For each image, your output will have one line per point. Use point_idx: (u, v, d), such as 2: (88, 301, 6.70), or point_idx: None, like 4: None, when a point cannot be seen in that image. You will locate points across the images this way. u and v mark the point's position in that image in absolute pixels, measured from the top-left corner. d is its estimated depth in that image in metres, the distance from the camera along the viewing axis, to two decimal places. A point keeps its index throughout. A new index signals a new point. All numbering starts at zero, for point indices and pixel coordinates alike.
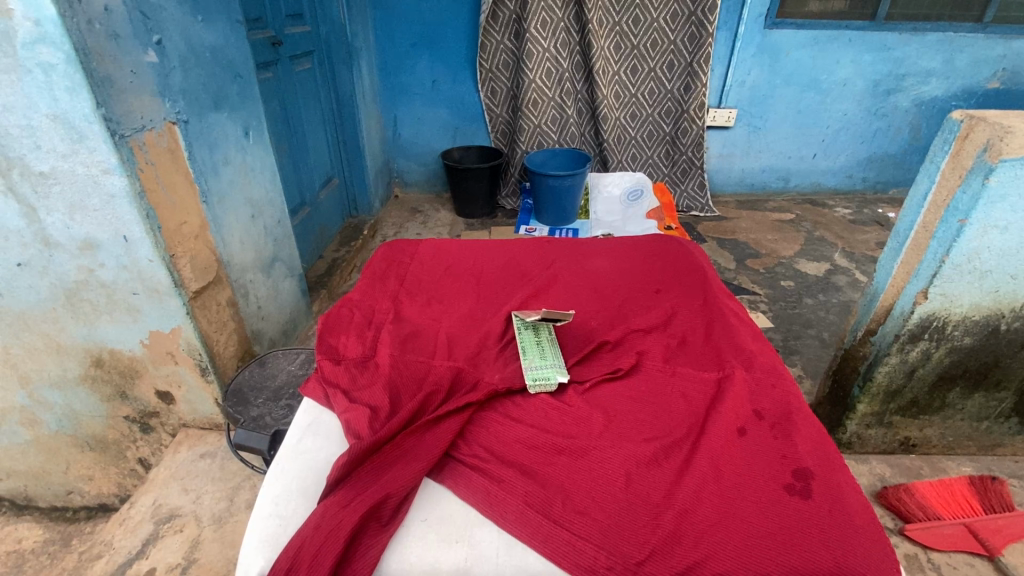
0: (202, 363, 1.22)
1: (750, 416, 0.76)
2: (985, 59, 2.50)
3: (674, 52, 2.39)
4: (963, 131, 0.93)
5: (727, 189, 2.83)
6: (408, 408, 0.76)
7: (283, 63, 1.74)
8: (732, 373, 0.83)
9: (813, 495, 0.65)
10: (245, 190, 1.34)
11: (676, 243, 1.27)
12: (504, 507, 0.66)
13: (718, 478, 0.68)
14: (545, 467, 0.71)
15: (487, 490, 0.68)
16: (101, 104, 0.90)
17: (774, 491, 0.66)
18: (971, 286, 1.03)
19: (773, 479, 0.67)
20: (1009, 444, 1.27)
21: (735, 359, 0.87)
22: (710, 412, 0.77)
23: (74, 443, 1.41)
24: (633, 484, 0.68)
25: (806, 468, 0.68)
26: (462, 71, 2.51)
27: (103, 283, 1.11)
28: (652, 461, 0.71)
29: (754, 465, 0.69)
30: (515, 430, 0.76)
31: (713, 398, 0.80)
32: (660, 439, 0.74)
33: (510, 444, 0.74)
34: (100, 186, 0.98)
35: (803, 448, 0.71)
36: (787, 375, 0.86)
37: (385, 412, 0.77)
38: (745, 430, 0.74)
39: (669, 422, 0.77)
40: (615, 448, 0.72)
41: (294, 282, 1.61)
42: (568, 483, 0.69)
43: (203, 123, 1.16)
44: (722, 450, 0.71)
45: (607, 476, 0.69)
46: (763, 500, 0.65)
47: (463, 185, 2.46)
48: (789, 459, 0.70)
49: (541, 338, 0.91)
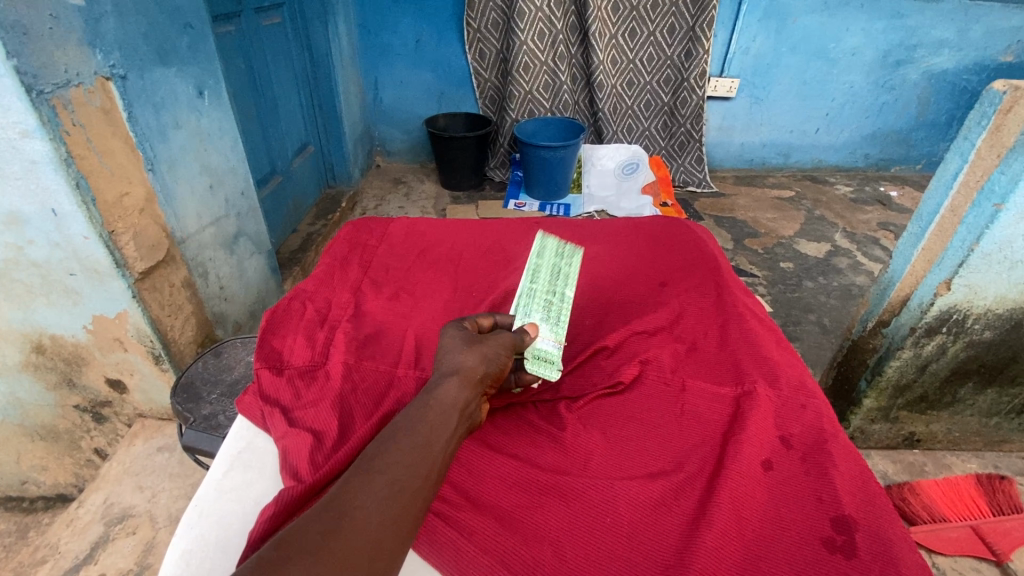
0: (155, 350, 1.11)
1: (777, 445, 0.69)
2: (999, 31, 2.38)
3: (676, 14, 2.23)
4: (1007, 104, 0.81)
5: (726, 163, 2.72)
6: (361, 432, 0.66)
7: (247, 15, 1.57)
8: (754, 390, 0.75)
9: (859, 554, 0.57)
10: (200, 157, 1.19)
11: (680, 226, 1.17)
12: (476, 569, 0.56)
13: (741, 527, 0.59)
14: (531, 511, 0.62)
15: (456, 548, 0.58)
16: (12, 53, 0.77)
17: (811, 548, 0.58)
18: (998, 277, 0.94)
19: (810, 531, 0.59)
20: (1017, 440, 1.21)
21: (757, 371, 0.78)
22: (729, 440, 0.68)
23: (22, 432, 1.30)
24: (639, 535, 0.60)
25: (847, 516, 0.60)
26: (448, 31, 2.33)
27: (35, 262, 0.98)
28: (661, 504, 0.63)
29: (784, 512, 0.61)
30: (496, 464, 0.67)
31: (731, 420, 0.71)
32: (670, 475, 0.66)
33: (488, 481, 0.65)
34: (19, 151, 0.84)
35: (842, 488, 0.63)
36: (817, 392, 0.77)
37: (333, 439, 0.67)
38: (773, 462, 0.67)
39: (678, 452, 0.69)
40: (616, 489, 0.64)
41: (262, 259, 1.48)
42: (559, 533, 0.60)
43: (146, 79, 1.02)
44: (744, 489, 0.63)
45: (608, 522, 0.61)
46: (796, 559, 0.57)
47: (449, 156, 2.31)
48: (826, 505, 0.61)
49: (565, 283, 0.86)
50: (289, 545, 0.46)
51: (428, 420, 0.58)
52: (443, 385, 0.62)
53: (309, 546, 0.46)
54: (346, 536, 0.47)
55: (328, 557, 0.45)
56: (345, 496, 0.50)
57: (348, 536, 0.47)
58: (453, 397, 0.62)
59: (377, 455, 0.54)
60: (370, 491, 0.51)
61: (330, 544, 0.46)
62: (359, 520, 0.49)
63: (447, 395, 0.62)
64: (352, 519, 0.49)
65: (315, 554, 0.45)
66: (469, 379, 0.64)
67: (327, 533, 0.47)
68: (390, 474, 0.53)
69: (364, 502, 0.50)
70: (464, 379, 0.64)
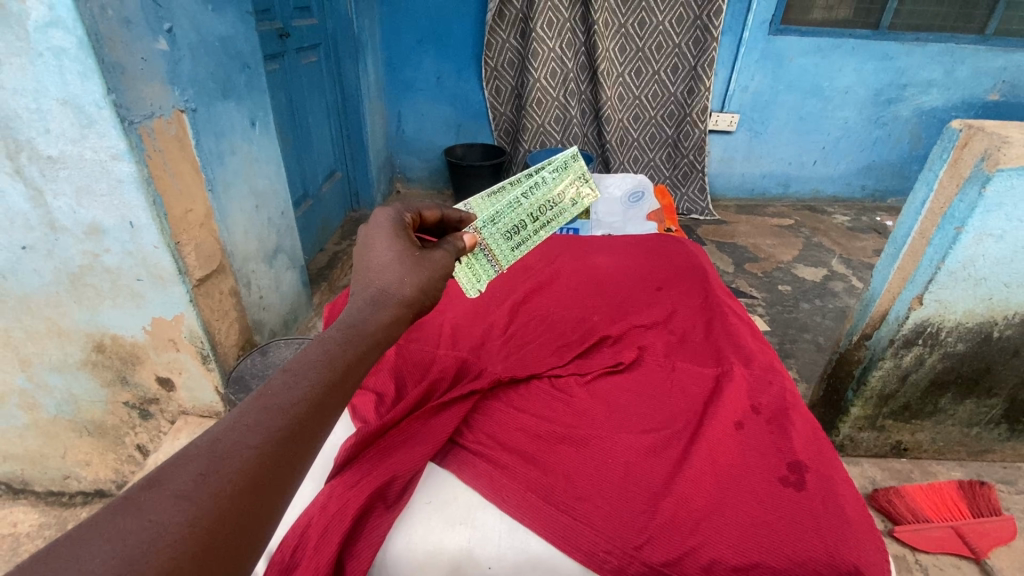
0: (204, 350, 1.23)
1: (748, 411, 0.86)
2: (985, 72, 2.53)
3: (679, 54, 2.40)
4: (963, 140, 0.95)
5: (728, 193, 2.86)
6: (415, 394, 0.86)
7: (290, 55, 1.75)
8: (731, 369, 0.92)
9: (807, 487, 0.73)
10: (250, 179, 1.34)
11: (675, 242, 1.35)
12: (506, 492, 0.75)
13: (715, 468, 0.76)
14: (546, 454, 0.81)
15: (490, 475, 0.77)
16: (111, 90, 0.91)
17: (770, 483, 0.74)
18: (966, 293, 1.05)
19: (770, 472, 0.76)
20: (998, 450, 1.29)
21: (734, 356, 0.95)
22: (709, 406, 0.86)
23: (72, 428, 1.42)
24: (634, 472, 0.77)
25: (801, 461, 0.76)
26: (467, 68, 2.52)
27: (107, 268, 1.11)
28: (652, 452, 0.80)
29: (749, 458, 0.78)
30: (518, 419, 0.85)
31: (712, 392, 0.89)
32: (660, 431, 0.83)
33: (512, 433, 0.84)
34: (107, 171, 0.98)
35: (797, 442, 0.79)
36: (784, 372, 0.94)
37: (390, 397, 0.89)
38: (743, 424, 0.83)
39: (668, 415, 0.86)
40: (615, 439, 0.82)
41: (296, 273, 1.62)
42: (571, 471, 0.78)
43: (211, 112, 1.17)
44: (718, 441, 0.80)
45: (608, 464, 0.78)
46: (758, 492, 0.73)
47: (465, 182, 2.47)
48: (784, 453, 0.78)
49: (555, 215, 0.97)
50: (160, 485, 0.41)
51: (334, 359, 0.55)
52: (368, 320, 0.60)
53: (183, 486, 0.42)
54: (227, 475, 0.44)
55: (206, 498, 0.42)
56: (230, 434, 0.46)
57: (231, 476, 0.44)
58: (375, 331, 0.60)
59: (274, 393, 0.50)
60: (259, 431, 0.47)
61: (209, 485, 0.42)
62: (243, 460, 0.45)
63: (366, 331, 0.59)
64: (236, 459, 0.45)
65: (190, 495, 0.41)
66: (401, 316, 0.63)
67: (205, 473, 0.43)
68: (284, 413, 0.49)
69: (250, 442, 0.46)
70: (392, 316, 0.62)
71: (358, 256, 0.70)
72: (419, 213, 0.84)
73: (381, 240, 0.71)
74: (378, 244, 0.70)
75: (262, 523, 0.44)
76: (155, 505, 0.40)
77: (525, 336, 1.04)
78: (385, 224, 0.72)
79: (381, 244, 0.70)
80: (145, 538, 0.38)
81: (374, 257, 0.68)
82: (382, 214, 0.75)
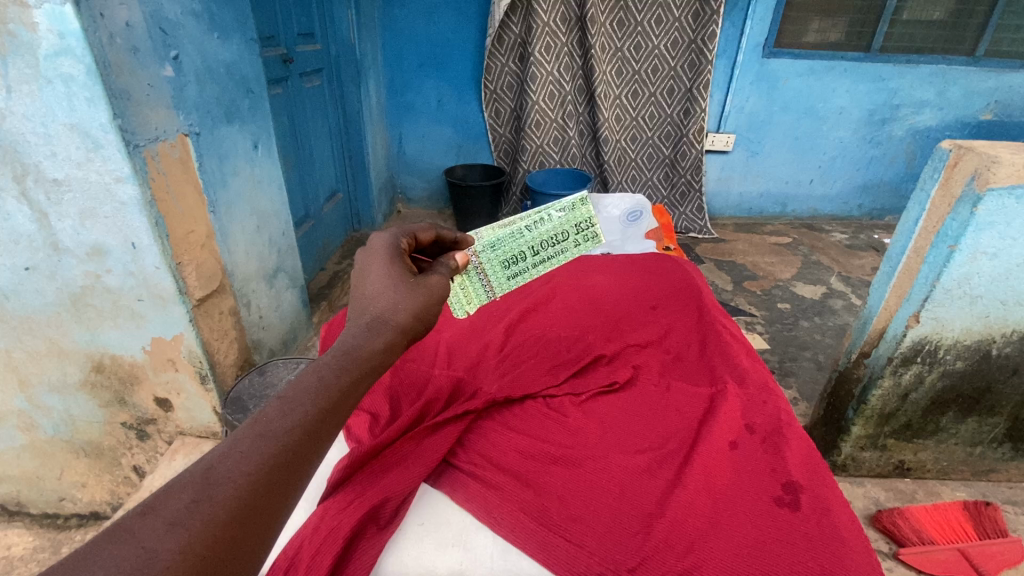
0: (203, 370, 1.23)
1: (743, 430, 0.85)
2: (976, 92, 2.58)
3: (674, 77, 2.45)
4: (952, 160, 0.95)
5: (726, 212, 2.88)
6: (410, 414, 0.86)
7: (292, 79, 1.78)
8: (725, 389, 0.93)
9: (801, 508, 0.73)
10: (252, 201, 1.36)
11: (672, 262, 1.36)
12: (500, 514, 0.74)
13: (710, 488, 0.76)
14: (539, 474, 0.80)
15: (484, 496, 0.77)
16: (117, 115, 0.93)
17: (765, 502, 0.74)
18: (962, 311, 1.05)
19: (765, 492, 0.76)
20: (1003, 469, 1.28)
21: (728, 375, 0.96)
22: (704, 425, 0.86)
23: (69, 449, 1.41)
24: (628, 492, 0.77)
25: (795, 481, 0.76)
26: (467, 91, 2.57)
27: (109, 289, 1.12)
28: (647, 471, 0.80)
29: (744, 478, 0.78)
30: (512, 439, 0.85)
31: (706, 412, 0.89)
32: (654, 450, 0.83)
33: (506, 452, 0.83)
34: (112, 194, 1.00)
35: (792, 461, 0.79)
36: (779, 392, 0.94)
37: (385, 418, 0.89)
38: (739, 443, 0.83)
39: (662, 435, 0.86)
40: (610, 459, 0.81)
41: (296, 293, 1.63)
42: (564, 491, 0.77)
43: (215, 135, 1.19)
44: (713, 462, 0.79)
45: (602, 483, 0.78)
46: (753, 512, 0.73)
47: (465, 203, 2.48)
48: (779, 474, 0.78)
49: (556, 252, 0.99)
50: (153, 512, 0.41)
51: (329, 386, 0.54)
52: (361, 346, 0.59)
53: (177, 513, 0.42)
54: (220, 502, 0.43)
55: (198, 525, 0.42)
56: (224, 461, 0.46)
57: (223, 504, 0.43)
58: (368, 359, 0.59)
59: (269, 418, 0.50)
60: (252, 457, 0.47)
61: (201, 512, 0.42)
62: (236, 487, 0.45)
63: (359, 356, 0.58)
64: (228, 487, 0.45)
65: (183, 522, 0.41)
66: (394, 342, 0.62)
67: (198, 501, 0.43)
68: (278, 440, 0.49)
69: (244, 469, 0.46)
70: (382, 342, 0.61)
71: (354, 281, 0.69)
72: (412, 236, 0.80)
73: (377, 265, 0.70)
74: (374, 269, 0.69)
75: (253, 550, 0.44)
76: (149, 532, 0.40)
77: (520, 355, 1.04)
78: (383, 249, 0.72)
79: (377, 268, 0.69)
80: (136, 565, 0.38)
81: (369, 282, 0.67)
82: (380, 242, 0.73)
